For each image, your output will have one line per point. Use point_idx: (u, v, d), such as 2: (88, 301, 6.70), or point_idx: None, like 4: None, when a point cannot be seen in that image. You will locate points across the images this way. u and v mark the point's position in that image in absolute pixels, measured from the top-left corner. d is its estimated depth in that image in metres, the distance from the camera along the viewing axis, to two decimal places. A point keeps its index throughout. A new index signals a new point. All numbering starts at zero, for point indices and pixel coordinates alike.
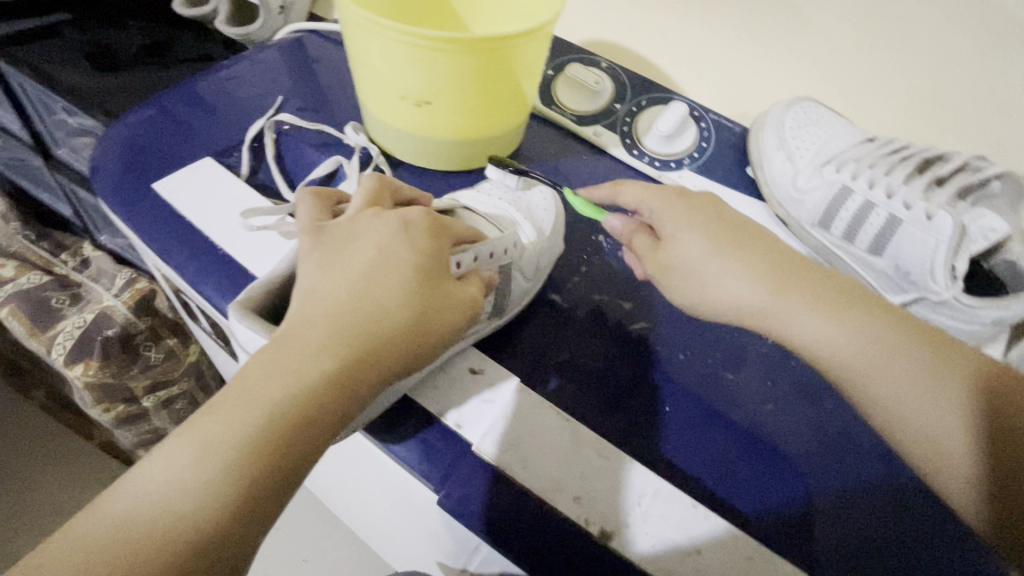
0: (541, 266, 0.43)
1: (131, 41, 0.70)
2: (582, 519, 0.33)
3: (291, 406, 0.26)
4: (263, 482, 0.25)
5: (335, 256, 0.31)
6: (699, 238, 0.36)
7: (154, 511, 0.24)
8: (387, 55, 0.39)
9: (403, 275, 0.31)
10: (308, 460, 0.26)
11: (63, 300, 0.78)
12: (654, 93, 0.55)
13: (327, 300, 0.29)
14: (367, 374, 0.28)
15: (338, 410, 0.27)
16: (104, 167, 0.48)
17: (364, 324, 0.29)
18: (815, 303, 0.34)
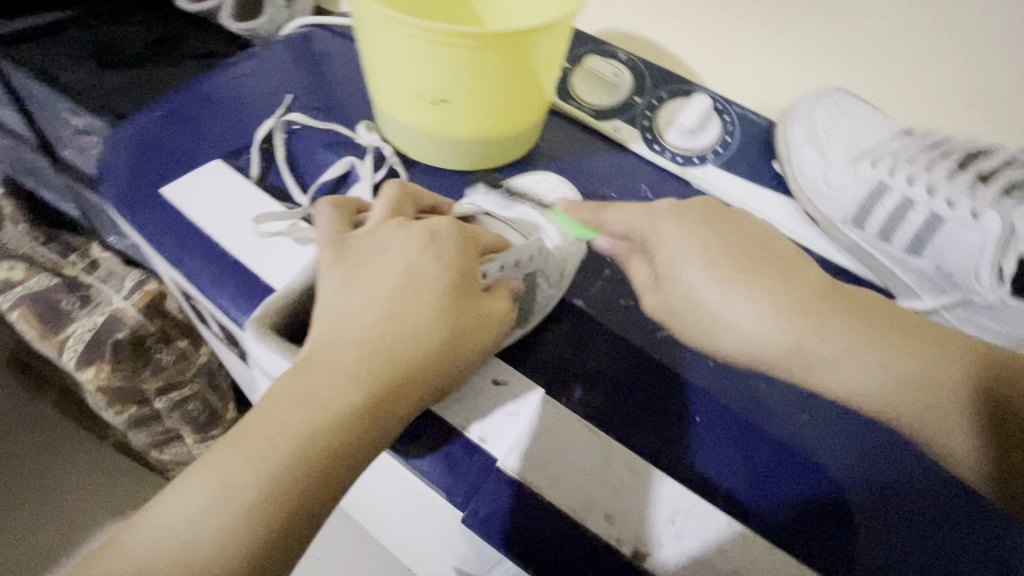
0: (566, 273, 0.42)
1: (135, 38, 0.68)
2: (614, 539, 0.32)
3: (316, 441, 0.25)
4: (288, 522, 0.24)
5: (360, 274, 0.30)
6: (698, 259, 0.36)
7: (178, 548, 0.23)
8: (403, 51, 0.38)
9: (433, 293, 0.30)
10: (331, 496, 0.25)
11: (73, 303, 0.77)
12: (675, 86, 0.53)
13: (354, 322, 0.28)
14: (396, 404, 0.27)
15: (365, 442, 0.26)
16: (113, 172, 0.46)
17: (390, 347, 0.28)
18: (846, 340, 0.34)
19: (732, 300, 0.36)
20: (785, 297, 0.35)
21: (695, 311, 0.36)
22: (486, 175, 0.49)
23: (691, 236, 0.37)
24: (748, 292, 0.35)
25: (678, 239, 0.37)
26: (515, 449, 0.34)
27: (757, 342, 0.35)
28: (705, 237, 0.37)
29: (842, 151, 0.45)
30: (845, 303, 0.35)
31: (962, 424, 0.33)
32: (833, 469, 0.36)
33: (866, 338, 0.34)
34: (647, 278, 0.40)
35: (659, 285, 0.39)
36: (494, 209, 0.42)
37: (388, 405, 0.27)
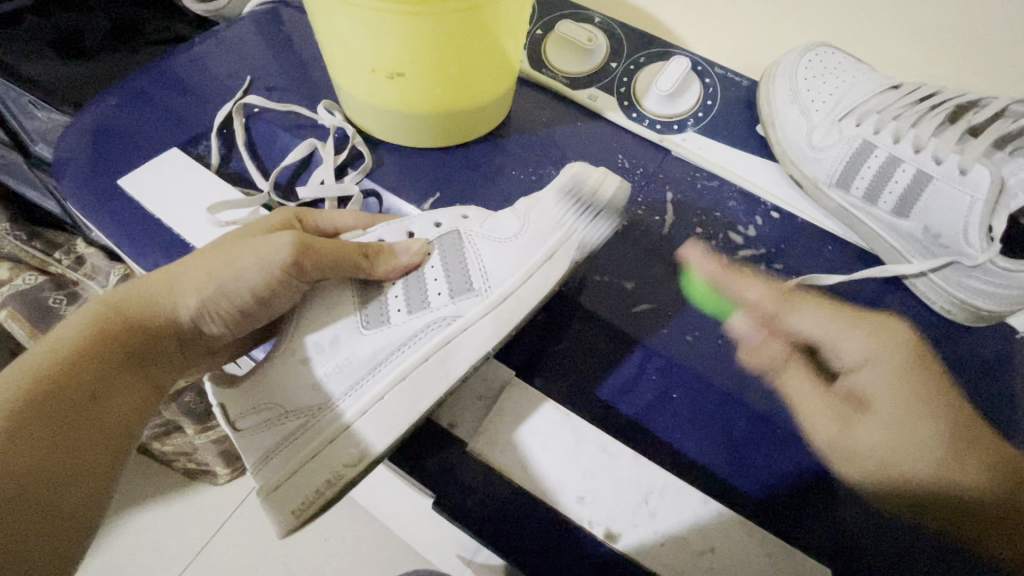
0: (544, 250, 0.38)
1: (97, 24, 0.66)
2: (585, 520, 0.31)
3: (72, 371, 0.30)
4: (82, 477, 0.30)
5: (200, 262, 0.34)
6: (881, 370, 0.37)
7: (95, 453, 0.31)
8: (354, 25, 0.35)
9: (251, 248, 0.33)
10: (38, 448, 0.28)
11: (61, 300, 0.77)
12: (653, 48, 0.51)
13: (80, 322, 0.32)
14: (118, 381, 0.33)
15: (73, 376, 0.30)
16: (70, 165, 0.45)
17: (109, 342, 0.32)
18: (910, 416, 0.35)
19: (887, 429, 0.34)
20: (948, 423, 0.35)
21: (879, 433, 0.34)
22: (455, 152, 0.47)
23: (897, 382, 0.36)
24: (927, 424, 0.35)
25: (884, 414, 0.35)
26: (483, 433, 0.33)
27: (900, 466, 0.33)
28: (889, 385, 0.36)
29: (825, 110, 0.43)
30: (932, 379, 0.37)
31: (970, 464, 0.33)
32: (815, 444, 0.35)
33: (956, 447, 0.34)
34: (812, 390, 0.37)
35: (850, 416, 0.36)
36: (822, 339, 0.39)
37: (115, 387, 0.32)
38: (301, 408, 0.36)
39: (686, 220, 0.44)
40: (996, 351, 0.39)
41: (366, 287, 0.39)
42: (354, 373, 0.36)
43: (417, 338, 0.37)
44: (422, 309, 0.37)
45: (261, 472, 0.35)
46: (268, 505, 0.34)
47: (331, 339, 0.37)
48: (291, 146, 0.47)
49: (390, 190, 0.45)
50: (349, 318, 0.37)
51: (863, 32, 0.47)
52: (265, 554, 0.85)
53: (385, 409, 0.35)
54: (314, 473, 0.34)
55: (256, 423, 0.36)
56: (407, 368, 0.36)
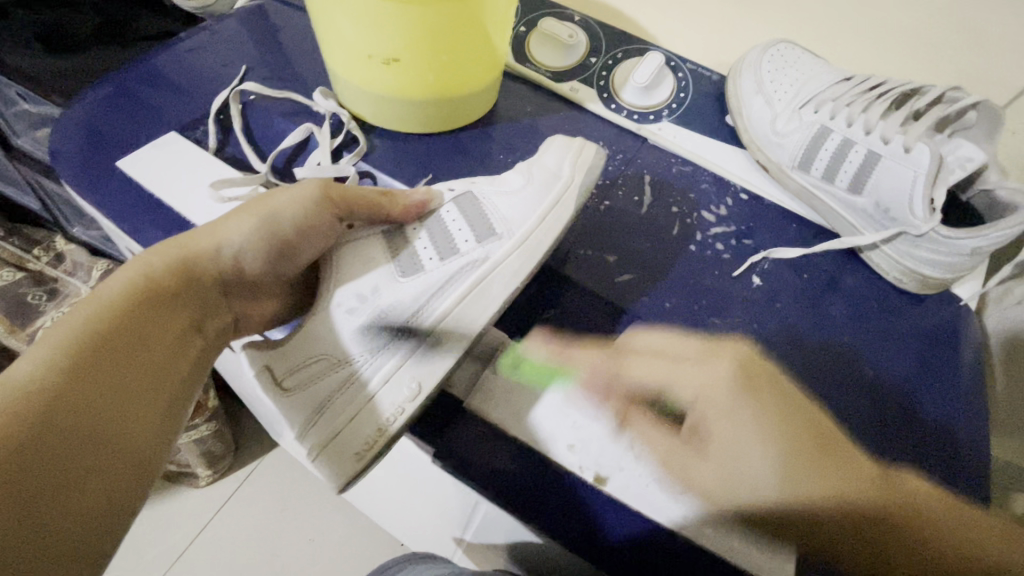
0: (554, 196, 0.41)
1: (83, 20, 0.67)
2: (576, 466, 0.33)
3: (126, 317, 0.32)
4: (139, 418, 0.31)
5: (247, 210, 0.38)
6: (751, 421, 0.35)
7: (149, 398, 0.32)
8: (353, 15, 0.38)
9: (293, 193, 0.38)
10: (93, 392, 0.29)
11: (39, 297, 0.79)
12: (630, 45, 0.54)
13: (129, 271, 0.33)
14: (168, 325, 0.34)
15: (127, 325, 0.32)
16: (67, 151, 0.46)
17: (157, 286, 0.34)
18: (751, 438, 0.34)
19: (755, 460, 0.33)
20: (778, 445, 0.34)
21: (714, 471, 0.34)
22: (446, 138, 0.49)
23: (739, 413, 0.36)
24: (756, 453, 0.34)
25: (720, 450, 0.34)
26: (479, 391, 0.36)
27: (761, 490, 0.33)
28: (740, 427, 0.35)
29: (787, 99, 0.47)
30: (812, 440, 0.34)
31: (865, 512, 0.33)
32: (681, 484, 0.33)
33: (800, 459, 0.34)
34: (658, 435, 0.35)
35: (685, 452, 0.34)
36: (659, 383, 0.38)
37: (166, 330, 0.33)
38: (355, 354, 0.39)
39: (663, 201, 0.47)
40: (943, 318, 0.44)
41: (394, 238, 0.41)
42: (400, 317, 0.39)
43: (451, 281, 0.40)
44: (453, 255, 0.40)
45: (314, 431, 0.38)
46: (332, 455, 0.38)
47: (372, 289, 0.39)
48: (285, 131, 0.49)
49: (385, 172, 0.47)
50: (384, 268, 0.40)
51: (820, 32, 0.51)
52: (245, 554, 0.84)
53: (431, 347, 0.38)
54: (369, 415, 0.37)
55: (304, 382, 0.39)
56: (449, 309, 0.39)
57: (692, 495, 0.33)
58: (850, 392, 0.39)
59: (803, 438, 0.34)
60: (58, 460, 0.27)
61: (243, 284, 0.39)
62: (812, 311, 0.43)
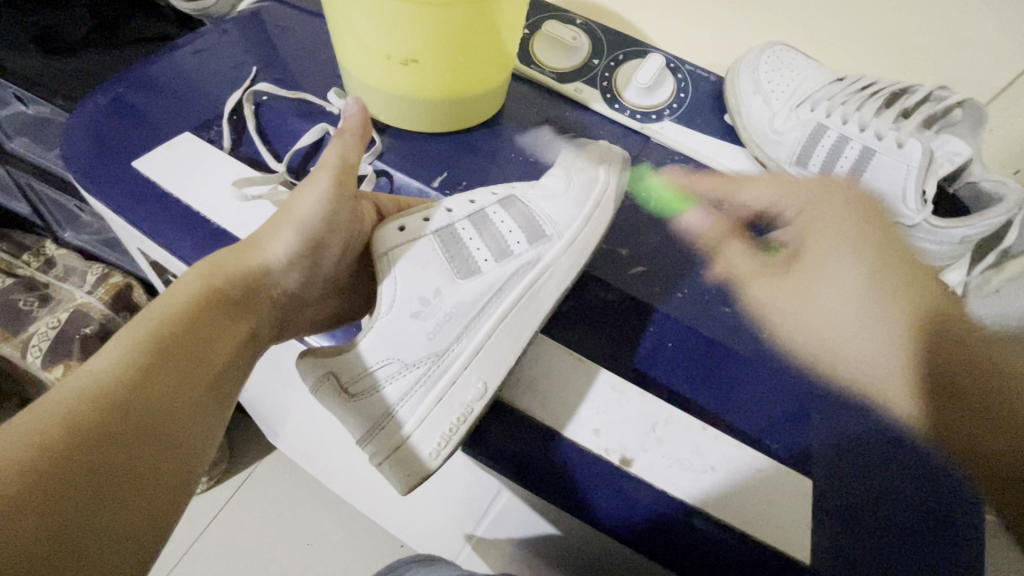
0: (595, 198, 0.44)
1: (77, 21, 0.66)
2: (602, 449, 0.35)
3: (178, 317, 0.34)
4: (180, 412, 0.32)
5: (275, 220, 0.40)
6: (850, 266, 0.43)
7: (192, 391, 0.32)
8: (375, 19, 0.39)
9: (315, 188, 0.39)
10: (138, 381, 0.31)
11: (32, 302, 0.78)
12: (630, 47, 0.56)
13: (187, 280, 0.35)
14: (215, 328, 0.35)
15: (181, 324, 0.33)
16: (81, 151, 0.46)
17: (211, 293, 0.35)
18: (872, 278, 0.42)
19: (864, 327, 0.41)
20: (870, 255, 0.42)
21: (808, 312, 0.43)
22: (458, 137, 0.50)
23: (849, 220, 0.44)
24: (840, 258, 0.43)
25: (810, 261, 0.44)
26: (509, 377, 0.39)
27: (841, 334, 0.41)
28: (832, 212, 0.44)
29: (784, 98, 0.49)
30: (905, 270, 0.41)
31: (913, 395, 0.38)
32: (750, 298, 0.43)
33: (915, 326, 0.40)
34: (756, 267, 0.45)
35: (778, 271, 0.45)
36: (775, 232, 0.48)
37: (215, 332, 0.35)
38: (421, 358, 0.40)
39: (669, 197, 0.49)
40: (934, 303, 0.46)
41: (447, 239, 0.42)
42: (461, 320, 0.41)
43: (507, 283, 0.42)
44: (507, 258, 0.42)
45: (383, 437, 0.39)
46: (404, 461, 0.39)
47: (434, 293, 0.41)
48: (299, 131, 0.49)
49: (401, 171, 0.48)
50: (441, 272, 0.41)
51: (811, 35, 0.54)
52: (244, 560, 0.83)
53: (492, 348, 0.40)
54: (445, 414, 0.38)
55: (371, 387, 0.39)
56: (508, 308, 0.41)
57: (792, 327, 0.42)
58: (856, 369, 0.41)
59: (898, 284, 0.41)
60: (105, 437, 0.29)
61: (294, 301, 0.42)
62: None
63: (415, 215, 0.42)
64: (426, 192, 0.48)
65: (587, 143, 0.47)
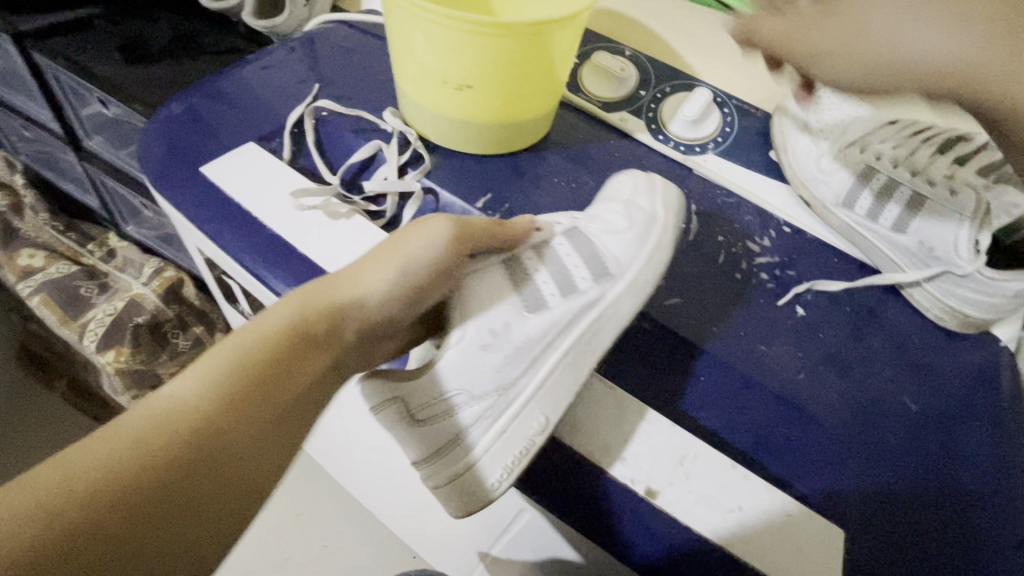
0: (652, 239, 0.45)
1: (158, 33, 0.72)
2: (629, 478, 0.36)
3: (264, 350, 0.34)
4: (249, 451, 0.32)
5: (377, 255, 0.40)
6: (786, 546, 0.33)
7: (259, 430, 0.33)
8: (434, 44, 0.42)
9: (428, 232, 0.39)
10: (216, 416, 0.31)
11: (92, 290, 0.83)
12: (679, 80, 0.56)
13: (283, 309, 0.36)
14: (295, 363, 0.35)
15: (268, 359, 0.34)
16: (153, 155, 0.49)
17: (302, 326, 0.36)
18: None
19: None
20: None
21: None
22: (503, 159, 0.52)
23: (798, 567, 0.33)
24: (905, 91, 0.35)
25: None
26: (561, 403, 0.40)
27: None
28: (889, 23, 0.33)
29: None
30: None
31: None
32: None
33: None
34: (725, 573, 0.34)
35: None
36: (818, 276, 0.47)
37: (294, 367, 0.35)
38: (489, 390, 0.42)
39: (709, 230, 0.49)
40: (983, 358, 0.45)
41: (513, 271, 0.43)
42: (528, 354, 0.42)
43: (573, 319, 0.43)
44: (574, 295, 0.43)
45: (445, 462, 0.41)
46: (465, 485, 0.41)
47: (503, 325, 0.41)
48: (354, 146, 0.52)
49: (445, 188, 0.49)
50: (511, 304, 0.42)
51: None
52: (262, 555, 0.85)
53: (554, 383, 0.41)
54: (506, 445, 0.40)
55: (438, 414, 0.41)
56: (572, 344, 0.42)
57: None
58: (894, 426, 0.40)
59: None
60: (177, 472, 0.29)
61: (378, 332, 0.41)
62: (854, 339, 0.44)
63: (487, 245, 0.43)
64: (469, 212, 0.49)
65: (638, 173, 0.47)
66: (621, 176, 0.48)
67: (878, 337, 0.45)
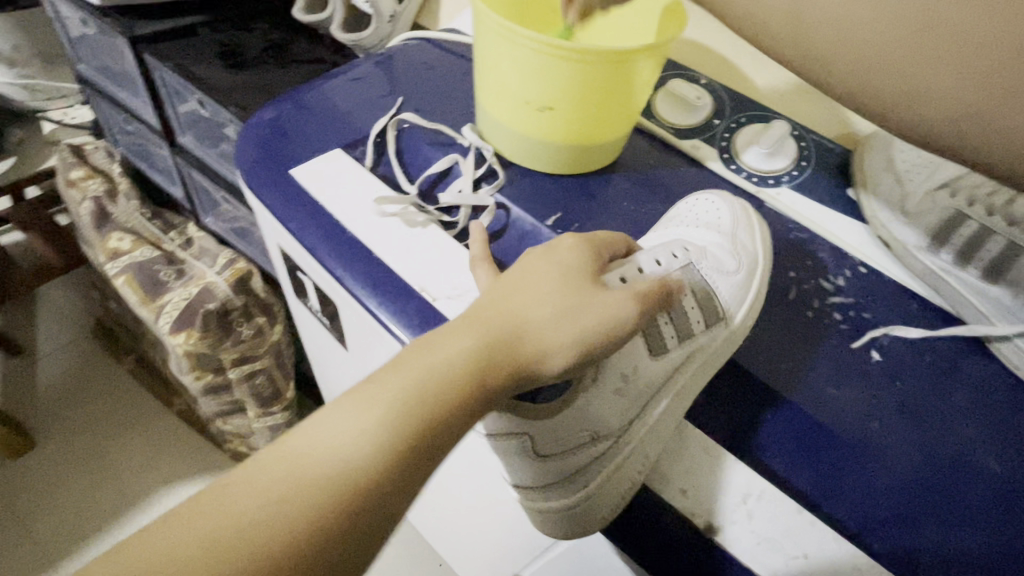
0: (758, 282, 0.45)
1: (256, 42, 0.77)
2: (688, 510, 0.37)
3: (423, 391, 0.33)
4: (392, 495, 0.32)
5: (552, 300, 0.36)
6: None
7: (409, 473, 0.33)
8: (522, 65, 0.43)
9: (578, 282, 0.37)
10: (371, 463, 0.32)
11: (171, 275, 0.89)
12: (754, 111, 0.56)
13: (455, 350, 0.34)
14: (455, 408, 0.33)
15: (421, 401, 0.33)
16: (248, 155, 0.53)
17: (472, 367, 0.34)
18: None
19: None
20: None
21: None
22: (573, 179, 0.53)
23: None
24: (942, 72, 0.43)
25: None
26: (670, 448, 0.39)
27: None
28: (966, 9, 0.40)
29: (921, 180, 0.48)
30: None
31: None
32: None
33: None
34: None
35: None
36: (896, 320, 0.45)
37: (443, 413, 0.33)
38: (610, 433, 0.40)
39: (781, 264, 0.48)
40: None
41: (640, 307, 0.41)
42: (640, 397, 0.41)
43: (686, 362, 0.42)
44: (688, 339, 0.42)
45: (551, 493, 0.41)
46: (569, 519, 0.41)
47: (628, 370, 0.40)
48: (431, 158, 0.54)
49: (516, 204, 0.51)
50: (637, 344, 0.41)
51: None
52: None
53: (655, 427, 0.40)
54: (609, 489, 0.39)
55: (555, 451, 0.40)
56: (681, 386, 0.41)
57: None
58: (979, 487, 0.37)
59: None
60: (326, 515, 0.31)
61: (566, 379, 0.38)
62: (933, 391, 0.42)
63: (613, 274, 0.40)
64: (539, 228, 0.49)
65: (749, 210, 0.49)
66: (715, 201, 0.49)
67: (960, 391, 0.42)
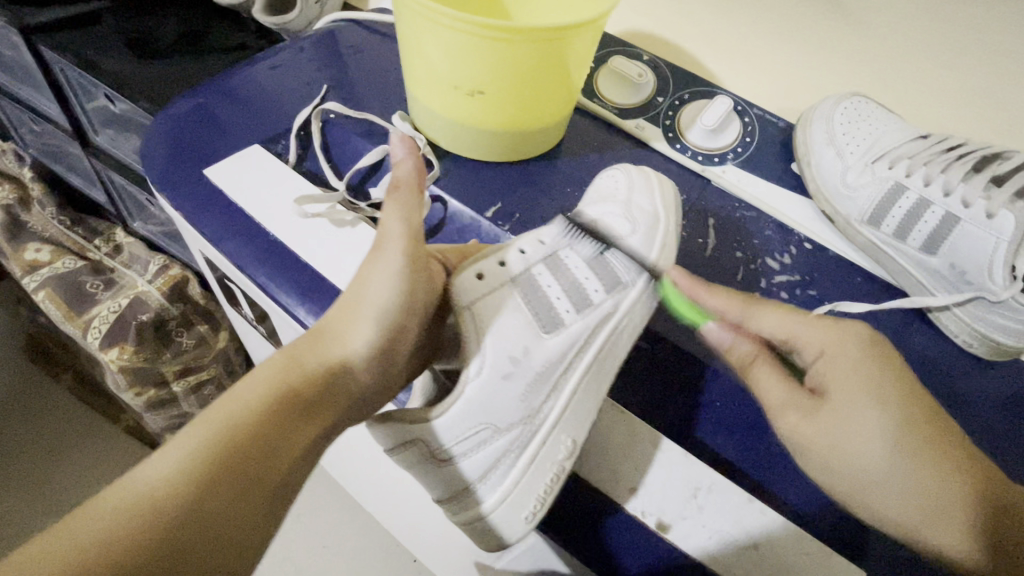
0: (660, 240, 0.43)
1: (168, 29, 0.71)
2: (639, 510, 0.36)
3: (250, 415, 0.32)
4: (241, 526, 0.29)
5: (349, 312, 0.38)
6: None
7: (253, 500, 0.30)
8: (445, 49, 0.40)
9: (397, 264, 0.38)
10: (214, 487, 0.29)
11: (98, 286, 0.83)
12: (698, 86, 0.55)
13: (261, 383, 0.34)
14: (288, 431, 0.33)
15: (264, 420, 0.32)
16: (155, 156, 0.48)
17: (282, 392, 0.34)
18: None
19: None
20: None
21: None
22: (514, 166, 0.50)
23: None
24: None
25: None
26: (574, 420, 0.40)
27: None
28: None
29: (860, 152, 0.46)
30: None
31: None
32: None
33: None
34: None
35: None
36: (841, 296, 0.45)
37: (286, 427, 0.33)
38: (515, 422, 0.40)
39: (727, 244, 0.47)
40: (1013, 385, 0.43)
41: (518, 281, 0.41)
42: (547, 379, 0.41)
43: (591, 332, 0.41)
44: (588, 308, 0.41)
45: (471, 501, 0.41)
46: (494, 525, 0.40)
47: (522, 350, 0.40)
48: (362, 151, 0.51)
49: (456, 197, 0.48)
50: (528, 326, 0.40)
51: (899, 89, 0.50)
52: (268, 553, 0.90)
53: (579, 404, 0.40)
54: (534, 480, 0.39)
55: (455, 456, 0.39)
56: (592, 359, 0.41)
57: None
58: None
59: None
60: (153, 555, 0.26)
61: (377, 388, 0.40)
62: None
63: (491, 260, 0.41)
64: (478, 220, 0.48)
65: (636, 167, 0.47)
66: (615, 173, 0.46)
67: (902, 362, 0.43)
